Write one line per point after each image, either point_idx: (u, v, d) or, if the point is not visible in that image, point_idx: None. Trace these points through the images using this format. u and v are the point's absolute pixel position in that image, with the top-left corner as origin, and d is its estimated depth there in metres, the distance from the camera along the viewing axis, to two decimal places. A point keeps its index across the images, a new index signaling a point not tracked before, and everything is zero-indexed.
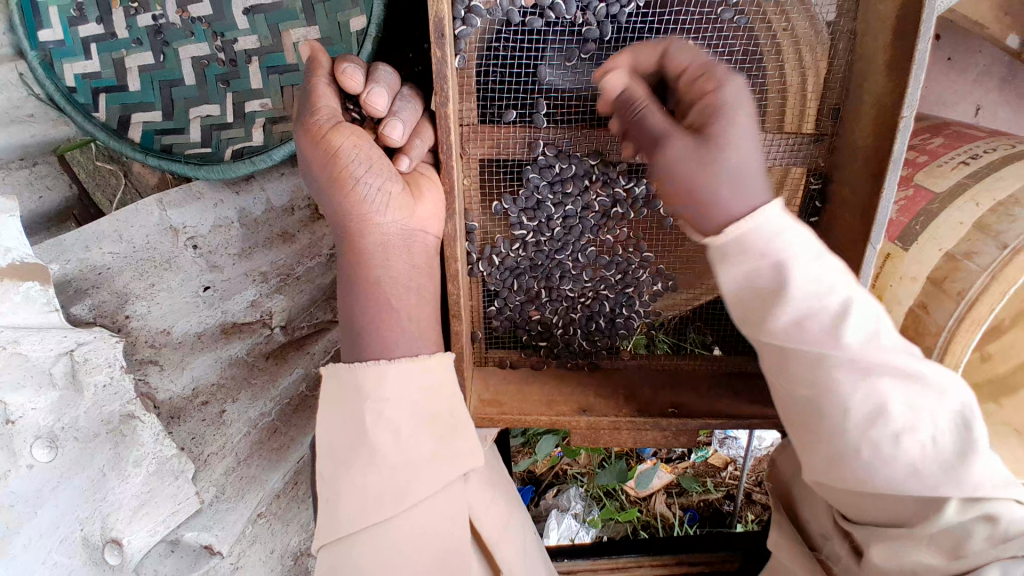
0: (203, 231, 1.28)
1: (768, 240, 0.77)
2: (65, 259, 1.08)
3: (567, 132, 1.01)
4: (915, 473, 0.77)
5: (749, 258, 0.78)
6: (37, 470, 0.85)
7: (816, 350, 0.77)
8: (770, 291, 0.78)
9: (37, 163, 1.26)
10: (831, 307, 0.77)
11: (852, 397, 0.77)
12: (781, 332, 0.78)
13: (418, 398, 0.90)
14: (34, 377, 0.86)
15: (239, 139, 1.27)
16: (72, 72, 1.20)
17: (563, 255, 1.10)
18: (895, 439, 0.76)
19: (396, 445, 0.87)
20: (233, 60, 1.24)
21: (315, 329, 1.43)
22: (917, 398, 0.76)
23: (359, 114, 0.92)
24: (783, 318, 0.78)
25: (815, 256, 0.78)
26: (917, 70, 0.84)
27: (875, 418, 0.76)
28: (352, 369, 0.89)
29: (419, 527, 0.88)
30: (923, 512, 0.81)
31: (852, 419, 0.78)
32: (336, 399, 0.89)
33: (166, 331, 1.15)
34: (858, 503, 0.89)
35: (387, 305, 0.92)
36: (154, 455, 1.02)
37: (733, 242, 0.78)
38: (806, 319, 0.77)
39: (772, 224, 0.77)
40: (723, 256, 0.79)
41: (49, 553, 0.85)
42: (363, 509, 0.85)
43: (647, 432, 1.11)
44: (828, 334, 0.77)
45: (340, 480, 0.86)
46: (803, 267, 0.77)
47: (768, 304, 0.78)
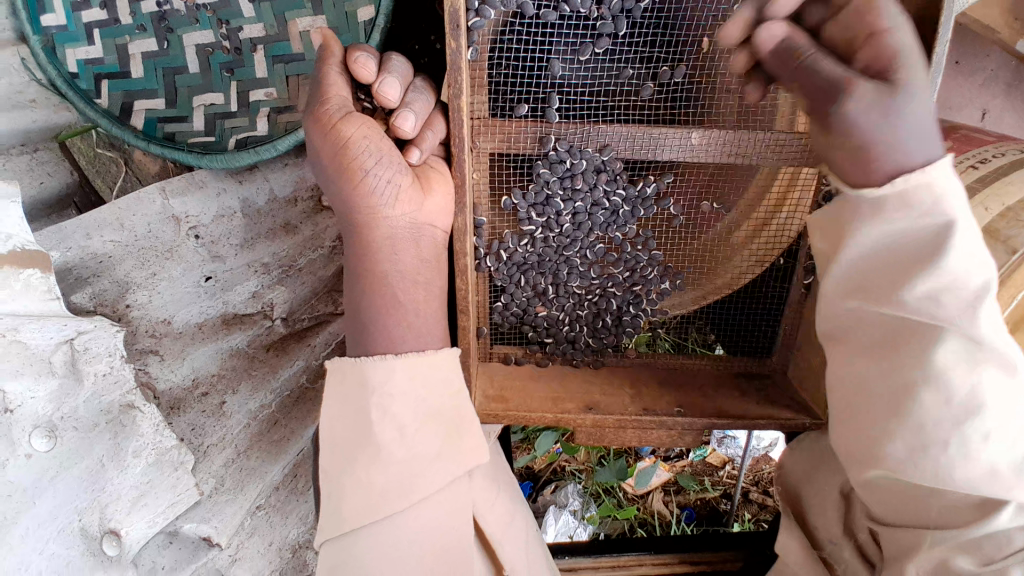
0: (206, 221, 1.27)
1: (932, 207, 0.77)
2: (66, 246, 1.06)
3: (578, 127, 0.96)
4: (995, 473, 0.82)
5: (889, 223, 0.79)
6: (35, 460, 0.84)
7: (948, 324, 0.80)
8: (909, 260, 0.80)
9: (38, 150, 1.23)
10: (972, 286, 0.78)
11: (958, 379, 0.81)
12: (916, 299, 0.80)
13: (424, 393, 0.90)
14: (33, 365, 0.85)
15: (243, 128, 1.26)
16: (75, 57, 1.17)
17: (571, 251, 1.09)
18: (986, 434, 0.81)
19: (401, 440, 0.86)
20: (238, 48, 1.23)
21: (316, 322, 1.42)
22: (1019, 394, 0.80)
23: (371, 104, 0.92)
24: (916, 285, 0.79)
25: (961, 231, 0.78)
26: (936, 72, 0.84)
27: (973, 402, 0.81)
28: (357, 364, 0.87)
29: (423, 524, 0.88)
30: (977, 516, 0.86)
31: (949, 403, 0.82)
32: (340, 395, 0.87)
33: (167, 321, 1.14)
34: (906, 502, 0.94)
35: (392, 299, 0.91)
36: (154, 446, 1.01)
37: (885, 199, 0.78)
38: (944, 293, 0.79)
39: (948, 186, 0.77)
40: (875, 214, 0.79)
41: (46, 543, 0.84)
42: (367, 507, 0.84)
43: (651, 431, 1.10)
44: (967, 312, 0.78)
45: (343, 478, 0.85)
46: (958, 241, 0.77)
47: (900, 273, 0.81)
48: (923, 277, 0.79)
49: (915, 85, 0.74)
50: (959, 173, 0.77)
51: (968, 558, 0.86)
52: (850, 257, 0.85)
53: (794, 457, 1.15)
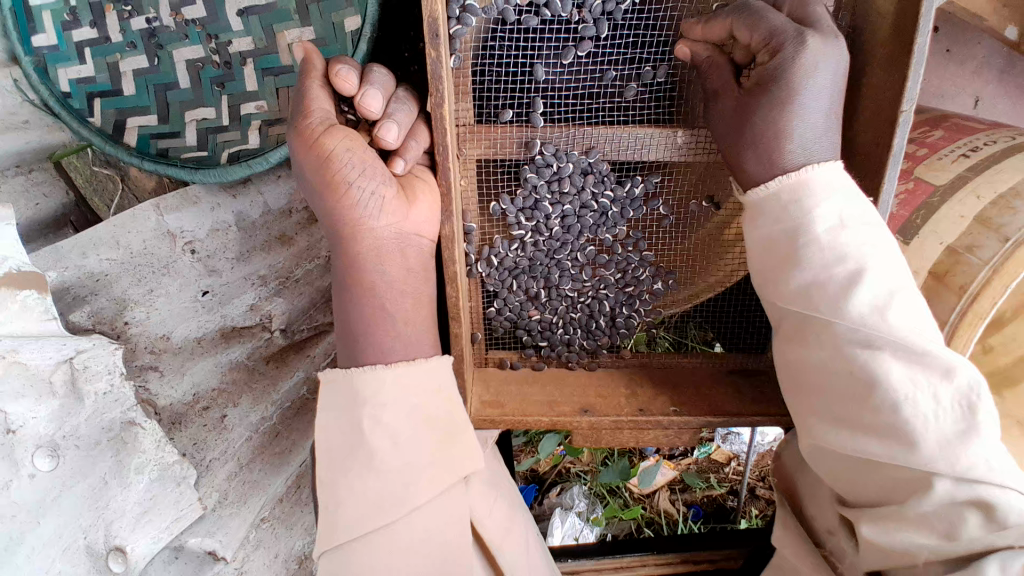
0: (201, 236, 1.28)
1: (800, 203, 0.86)
2: (64, 265, 1.08)
3: (564, 131, 0.97)
4: (913, 449, 0.80)
5: (765, 224, 0.90)
6: (39, 479, 0.85)
7: (823, 310, 0.84)
8: (787, 253, 0.87)
9: (33, 171, 1.25)
10: (840, 274, 0.83)
11: (853, 361, 0.83)
12: (794, 291, 0.87)
13: (416, 401, 0.90)
14: (34, 387, 0.85)
15: (235, 142, 1.27)
16: (67, 77, 1.19)
17: (561, 254, 1.09)
18: (893, 405, 0.80)
19: (394, 450, 0.87)
20: (228, 62, 1.23)
21: (315, 332, 1.43)
22: (921, 370, 0.80)
23: (354, 116, 0.92)
24: (795, 276, 0.86)
25: (831, 221, 0.85)
26: (915, 64, 0.83)
27: (867, 380, 0.82)
28: (350, 374, 0.89)
29: (419, 532, 0.88)
30: (916, 490, 0.81)
31: (851, 381, 0.83)
32: (334, 405, 0.89)
33: (166, 337, 1.14)
34: (850, 485, 0.90)
35: (381, 309, 0.92)
36: (155, 462, 1.01)
37: (766, 197, 0.89)
38: (820, 283, 0.84)
39: (818, 181, 0.86)
40: (756, 216, 0.90)
41: (54, 561, 0.85)
42: (363, 515, 0.85)
43: (651, 431, 1.10)
44: (838, 296, 0.83)
45: (339, 486, 0.86)
46: (826, 230, 0.85)
47: (783, 266, 0.88)
48: (797, 268, 0.86)
49: (806, 92, 0.85)
50: (818, 173, 0.87)
51: (927, 535, 0.79)
52: (755, 253, 0.92)
53: (790, 448, 1.14)
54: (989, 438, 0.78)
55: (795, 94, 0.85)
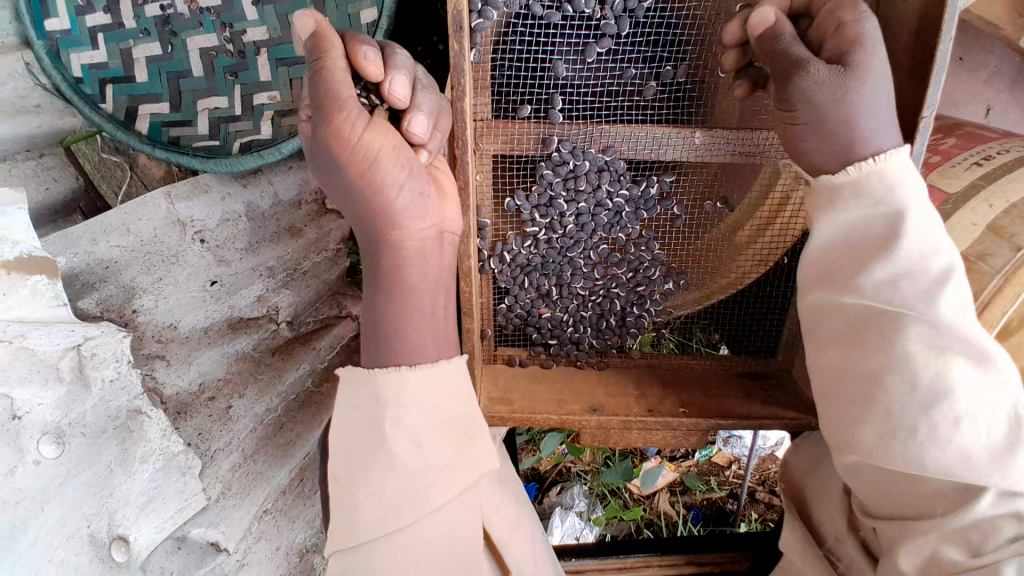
0: (211, 226, 1.27)
1: (883, 193, 0.85)
2: (74, 250, 1.06)
3: (582, 128, 0.97)
4: (969, 462, 0.79)
5: (844, 211, 0.87)
6: (44, 466, 0.84)
7: (900, 305, 0.83)
8: (874, 243, 0.86)
9: (44, 155, 1.23)
10: (933, 268, 0.83)
11: (918, 366, 0.81)
12: (867, 286, 0.85)
13: (435, 401, 0.90)
14: (40, 372, 0.85)
15: (248, 132, 1.27)
16: (80, 62, 1.18)
17: (574, 252, 1.09)
18: (956, 415, 0.79)
19: (415, 451, 0.86)
20: (242, 51, 1.23)
21: (321, 324, 1.46)
22: (988, 378, 0.79)
23: (365, 98, 0.84)
24: (874, 267, 0.84)
25: (919, 214, 0.84)
26: (937, 72, 0.84)
27: (936, 385, 0.80)
28: (371, 374, 0.88)
29: (434, 533, 0.88)
30: (954, 504, 0.83)
31: (912, 388, 0.81)
32: (353, 405, 0.88)
33: (173, 326, 1.14)
34: (882, 491, 0.92)
35: (403, 305, 0.91)
36: (161, 450, 1.01)
37: (847, 181, 0.86)
38: (904, 276, 0.83)
39: (896, 174, 0.85)
40: (833, 202, 0.88)
41: (56, 549, 0.84)
42: (380, 518, 0.85)
43: (659, 431, 1.10)
44: (926, 291, 0.82)
45: (357, 488, 0.85)
46: (913, 225, 0.83)
47: (856, 258, 0.87)
48: (878, 259, 0.84)
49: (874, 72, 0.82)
50: (896, 162, 0.85)
51: (957, 549, 0.82)
52: (818, 246, 0.90)
53: (800, 453, 1.15)
54: None
55: (863, 83, 0.81)
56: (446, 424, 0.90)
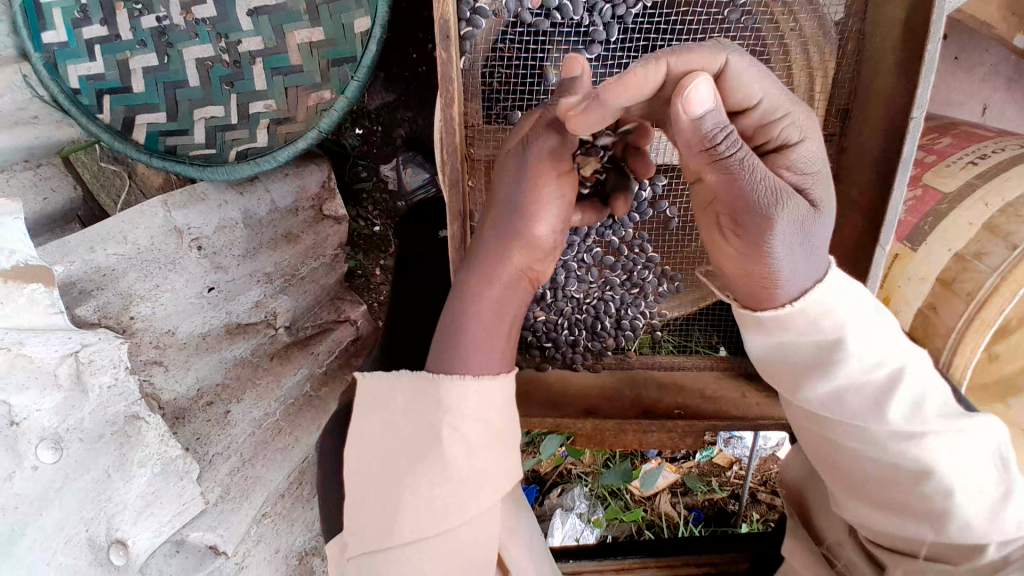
0: (208, 233, 1.24)
1: (812, 325, 0.76)
2: (71, 259, 1.05)
3: None
4: (964, 526, 0.77)
5: (785, 333, 0.77)
6: (43, 471, 0.85)
7: (860, 421, 0.78)
8: (810, 364, 0.78)
9: (41, 166, 1.24)
10: (875, 379, 0.76)
11: (901, 460, 0.77)
12: (821, 398, 0.79)
13: (492, 412, 0.85)
14: (38, 379, 0.86)
15: (244, 140, 1.28)
16: (77, 74, 1.19)
17: (567, 256, 1.10)
18: (946, 491, 0.76)
19: (468, 459, 0.82)
20: (237, 61, 1.24)
21: (320, 329, 1.50)
22: (962, 451, 0.76)
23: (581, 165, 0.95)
24: (817, 385, 0.79)
25: (853, 327, 0.75)
26: (926, 72, 0.83)
27: (917, 469, 0.77)
28: (435, 381, 0.83)
29: (457, 547, 0.83)
30: (961, 551, 0.80)
31: (896, 471, 0.78)
32: (403, 407, 0.83)
33: (171, 332, 1.15)
34: (879, 530, 0.88)
35: (458, 314, 0.89)
36: (159, 455, 1.02)
37: (774, 317, 0.77)
38: (846, 387, 0.77)
39: (825, 300, 0.75)
40: (768, 330, 0.79)
41: (54, 553, 0.86)
42: (415, 526, 0.81)
43: (653, 434, 1.09)
44: (872, 403, 0.77)
45: (403, 490, 0.81)
46: (846, 351, 0.76)
47: (807, 383, 0.79)
48: (825, 383, 0.78)
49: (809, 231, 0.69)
50: (823, 292, 0.75)
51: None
52: (767, 352, 0.81)
53: (798, 457, 1.13)
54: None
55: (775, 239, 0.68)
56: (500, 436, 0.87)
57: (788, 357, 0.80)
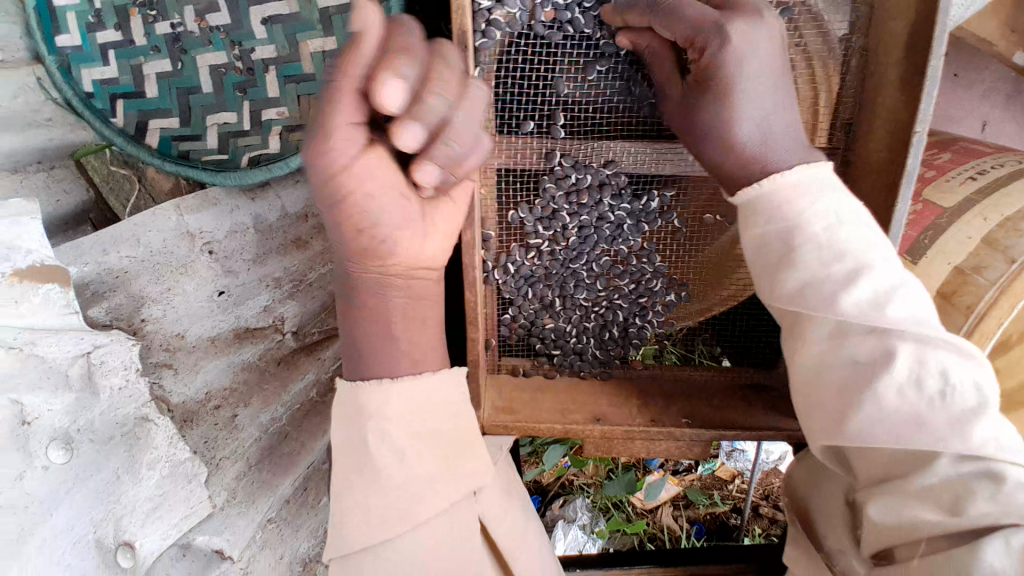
0: (220, 236, 1.28)
1: (784, 204, 0.85)
2: (85, 261, 1.07)
3: (583, 144, 1.02)
4: (920, 425, 0.78)
5: (758, 223, 0.87)
6: (53, 472, 0.85)
7: (820, 308, 0.82)
8: (781, 253, 0.85)
9: (55, 168, 1.24)
10: (842, 271, 0.81)
11: (861, 348, 0.81)
12: (790, 291, 0.84)
13: (417, 418, 0.91)
14: (50, 379, 0.87)
15: (256, 147, 1.30)
16: (90, 78, 1.21)
17: (577, 264, 1.11)
18: (905, 385, 0.78)
19: (398, 463, 0.88)
20: (251, 68, 1.26)
21: (326, 336, 1.47)
22: (932, 351, 0.78)
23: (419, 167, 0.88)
24: (786, 278, 0.84)
25: (825, 217, 0.83)
26: (929, 89, 0.86)
27: (878, 355, 0.79)
28: (354, 391, 0.90)
29: (424, 545, 0.89)
30: (921, 467, 0.81)
31: (858, 367, 0.81)
32: (343, 417, 0.90)
33: (181, 335, 1.16)
34: (861, 462, 0.89)
35: (387, 329, 0.93)
36: (167, 459, 1.03)
37: (756, 200, 0.87)
38: (816, 282, 0.82)
39: (793, 185, 0.85)
40: (751, 220, 0.88)
41: (62, 554, 0.83)
42: (367, 528, 0.87)
43: (659, 442, 1.12)
44: (833, 294, 0.81)
45: (347, 497, 0.88)
46: (815, 229, 0.83)
47: (779, 267, 0.85)
48: (792, 267, 0.84)
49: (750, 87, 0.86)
50: (789, 176, 0.85)
51: (930, 509, 0.79)
52: (750, 249, 0.89)
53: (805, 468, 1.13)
54: (997, 419, 0.78)
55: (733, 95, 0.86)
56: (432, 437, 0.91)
57: (772, 246, 0.86)
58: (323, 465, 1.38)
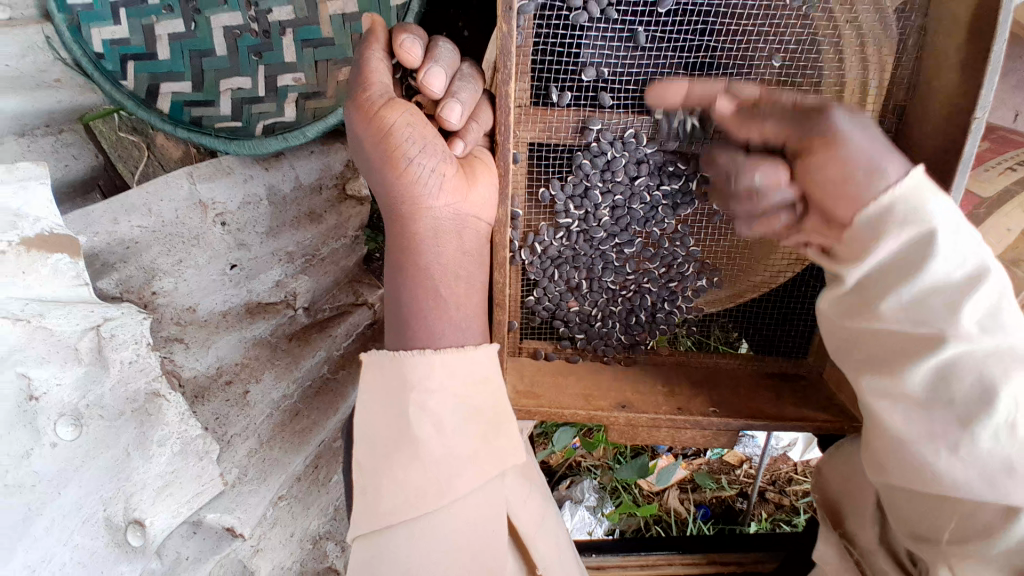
0: (233, 207, 1.24)
1: (900, 219, 0.76)
2: (94, 230, 1.01)
3: (620, 118, 0.97)
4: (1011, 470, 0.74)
5: (860, 240, 0.78)
6: (60, 449, 0.81)
7: (937, 327, 0.76)
8: (890, 265, 0.78)
9: (62, 131, 1.18)
10: (956, 280, 0.75)
11: (955, 384, 0.75)
12: (900, 310, 0.78)
13: (462, 392, 0.87)
14: (59, 352, 0.82)
15: (271, 114, 1.26)
16: (101, 38, 1.15)
17: (607, 245, 1.08)
18: (992, 428, 0.73)
19: (439, 438, 0.84)
20: (267, 31, 1.20)
21: (338, 311, 1.45)
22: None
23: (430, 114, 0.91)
24: (897, 295, 0.77)
25: (946, 231, 0.74)
26: (993, 69, 0.82)
27: (973, 395, 0.74)
28: (397, 360, 0.85)
29: (460, 525, 0.85)
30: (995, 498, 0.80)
31: (949, 404, 0.76)
32: (381, 389, 0.85)
33: (192, 309, 1.13)
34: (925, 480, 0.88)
35: (430, 291, 0.90)
36: (179, 435, 0.98)
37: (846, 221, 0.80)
38: (930, 297, 0.76)
39: (916, 189, 0.75)
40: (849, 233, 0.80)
41: (71, 534, 0.80)
42: (403, 505, 0.82)
43: (687, 430, 1.08)
44: (953, 309, 0.75)
45: (380, 473, 0.83)
46: (939, 245, 0.74)
47: (883, 283, 0.79)
48: (903, 287, 0.77)
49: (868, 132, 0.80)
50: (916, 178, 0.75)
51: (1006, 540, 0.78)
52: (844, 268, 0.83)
53: (830, 467, 1.12)
54: None
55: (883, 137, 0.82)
56: (473, 416, 0.88)
57: (871, 259, 0.79)
58: (334, 442, 1.35)
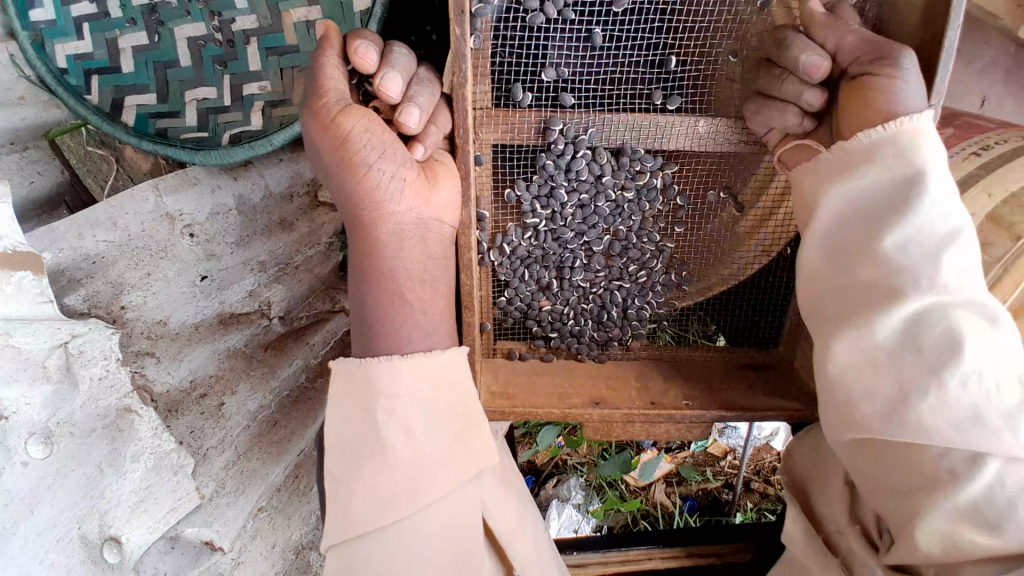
0: (201, 218, 1.24)
1: (897, 155, 0.82)
2: (59, 247, 1.01)
3: (580, 117, 0.96)
4: (972, 421, 0.78)
5: (861, 174, 0.84)
6: (31, 468, 0.80)
7: (916, 270, 0.80)
8: (884, 210, 0.83)
9: (27, 148, 1.18)
10: (938, 232, 0.80)
11: (927, 330, 0.79)
12: (886, 251, 0.81)
13: (431, 396, 0.87)
14: (26, 371, 0.80)
15: (237, 123, 1.25)
16: (64, 52, 1.14)
17: (575, 243, 1.08)
18: (960, 375, 0.77)
19: (409, 444, 0.83)
20: (231, 41, 1.20)
21: (315, 318, 1.44)
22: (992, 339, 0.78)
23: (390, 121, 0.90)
24: (886, 238, 0.81)
25: (938, 179, 0.80)
26: (945, 56, 0.84)
27: (943, 343, 0.78)
28: (365, 365, 0.85)
29: (433, 529, 0.85)
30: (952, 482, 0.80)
31: (918, 349, 0.80)
32: (350, 396, 0.85)
33: (164, 321, 1.11)
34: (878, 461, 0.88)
35: (396, 296, 0.90)
36: (153, 450, 0.96)
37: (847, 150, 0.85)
38: (913, 240, 0.80)
39: (922, 135, 0.81)
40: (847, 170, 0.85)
41: (46, 552, 0.79)
42: (374, 512, 0.82)
43: (661, 424, 1.09)
44: (936, 253, 0.79)
45: (351, 480, 0.82)
46: (930, 193, 0.80)
47: (875, 225, 0.83)
48: (897, 225, 0.81)
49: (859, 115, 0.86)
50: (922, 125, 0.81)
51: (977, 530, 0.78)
52: (831, 217, 0.87)
53: (800, 451, 1.13)
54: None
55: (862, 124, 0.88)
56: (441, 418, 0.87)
57: (866, 205, 0.84)
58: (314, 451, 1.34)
